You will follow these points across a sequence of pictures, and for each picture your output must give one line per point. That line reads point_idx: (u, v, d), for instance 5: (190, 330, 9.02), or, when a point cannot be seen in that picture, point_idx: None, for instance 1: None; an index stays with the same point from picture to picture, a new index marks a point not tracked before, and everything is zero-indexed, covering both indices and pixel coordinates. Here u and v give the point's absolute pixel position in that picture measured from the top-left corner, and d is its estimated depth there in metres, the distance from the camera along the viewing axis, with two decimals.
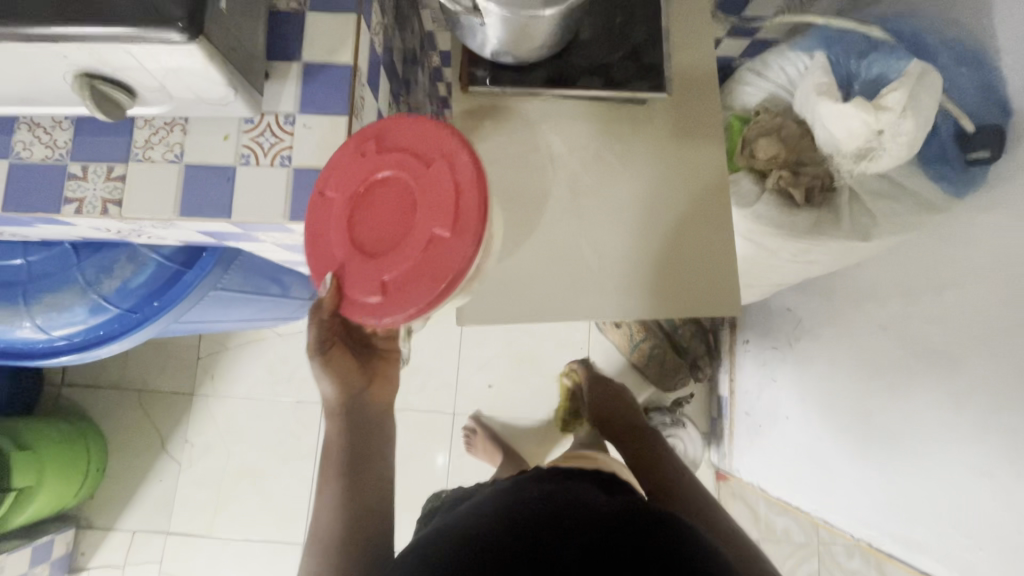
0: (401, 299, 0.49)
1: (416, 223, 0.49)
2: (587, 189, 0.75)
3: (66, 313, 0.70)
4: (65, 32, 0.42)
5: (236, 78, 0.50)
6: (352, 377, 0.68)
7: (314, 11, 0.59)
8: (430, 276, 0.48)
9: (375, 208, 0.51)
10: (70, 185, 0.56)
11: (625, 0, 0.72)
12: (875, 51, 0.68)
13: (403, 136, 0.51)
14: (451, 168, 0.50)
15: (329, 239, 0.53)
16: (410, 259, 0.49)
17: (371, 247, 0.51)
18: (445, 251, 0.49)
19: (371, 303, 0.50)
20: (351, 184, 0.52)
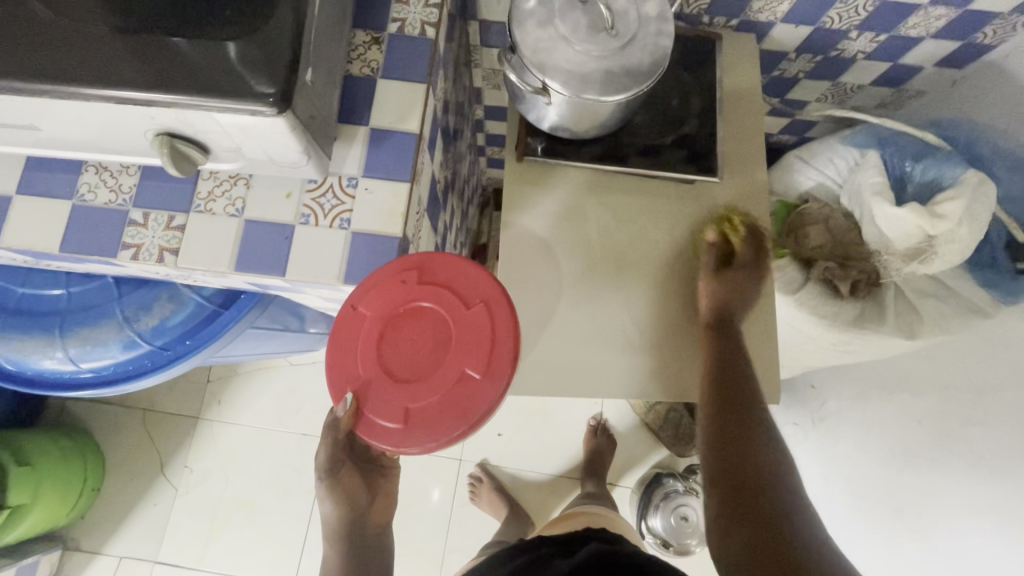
0: (424, 431, 0.51)
1: (449, 361, 0.52)
2: (615, 260, 0.75)
3: (99, 347, 0.69)
4: (159, 98, 0.43)
5: (311, 146, 0.51)
6: (357, 496, 0.75)
7: (387, 78, 0.61)
8: (457, 415, 0.51)
9: (407, 337, 0.53)
10: (129, 231, 0.56)
11: (680, 85, 0.75)
12: (930, 156, 0.68)
13: (444, 271, 0.54)
14: (489, 316, 0.53)
15: (352, 354, 0.54)
16: (440, 395, 0.51)
17: (399, 374, 0.53)
18: (473, 395, 0.51)
19: (391, 428, 0.52)
20: (386, 306, 0.53)
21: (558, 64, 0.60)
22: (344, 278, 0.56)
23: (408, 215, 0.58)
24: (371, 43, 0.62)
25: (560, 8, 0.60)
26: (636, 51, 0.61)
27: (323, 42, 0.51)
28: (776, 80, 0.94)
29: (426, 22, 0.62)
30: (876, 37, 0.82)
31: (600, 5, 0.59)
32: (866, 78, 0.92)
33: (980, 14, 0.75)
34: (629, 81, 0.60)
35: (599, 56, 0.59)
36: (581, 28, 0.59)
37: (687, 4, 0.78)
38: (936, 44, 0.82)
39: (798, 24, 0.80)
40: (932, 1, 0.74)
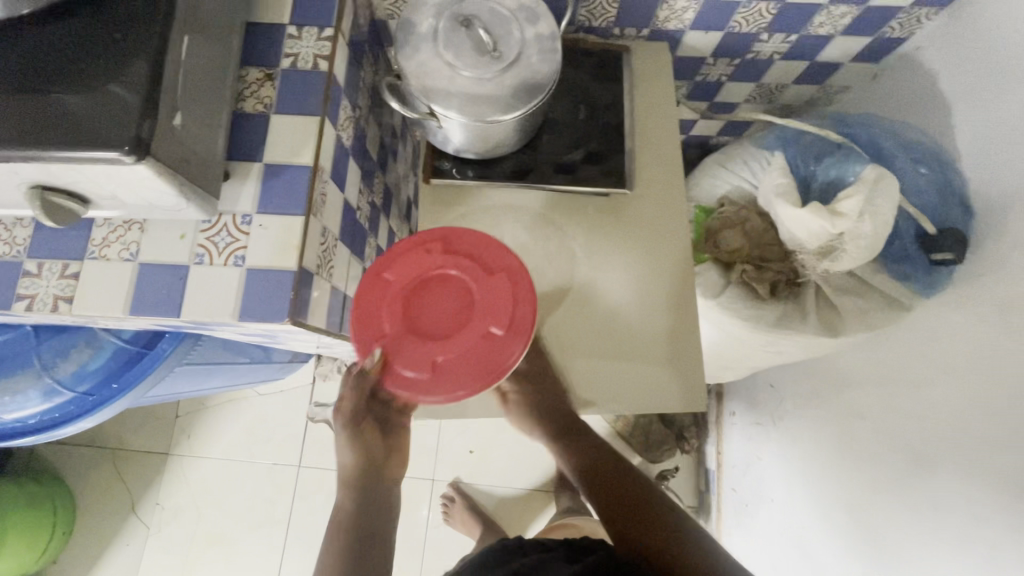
0: (450, 383, 0.54)
1: (475, 319, 0.55)
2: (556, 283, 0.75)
3: (20, 396, 0.70)
4: (14, 153, 0.43)
5: (188, 189, 0.51)
6: (375, 450, 0.72)
7: (280, 113, 0.61)
8: (484, 371, 0.54)
9: (433, 301, 0.56)
10: (23, 282, 0.56)
11: (587, 98, 0.76)
12: (830, 155, 0.69)
13: (468, 241, 0.57)
14: (512, 281, 0.56)
15: (375, 316, 0.56)
16: (469, 350, 0.54)
17: (428, 331, 0.55)
18: (498, 350, 0.54)
19: (416, 379, 0.54)
20: (411, 273, 0.56)
21: (444, 89, 0.61)
22: (240, 316, 0.56)
23: (304, 248, 0.58)
24: (263, 80, 0.62)
25: (444, 33, 0.61)
26: (522, 70, 0.61)
27: (196, 85, 0.51)
28: (699, 85, 0.95)
29: (319, 56, 0.63)
30: (787, 38, 0.82)
31: (480, 28, 0.60)
32: (788, 78, 0.93)
33: (881, 10, 0.76)
34: (517, 101, 0.61)
35: (483, 78, 0.60)
36: (465, 53, 0.60)
37: (594, 18, 0.79)
38: (846, 41, 0.83)
39: (707, 30, 0.81)
40: (831, 1, 0.74)
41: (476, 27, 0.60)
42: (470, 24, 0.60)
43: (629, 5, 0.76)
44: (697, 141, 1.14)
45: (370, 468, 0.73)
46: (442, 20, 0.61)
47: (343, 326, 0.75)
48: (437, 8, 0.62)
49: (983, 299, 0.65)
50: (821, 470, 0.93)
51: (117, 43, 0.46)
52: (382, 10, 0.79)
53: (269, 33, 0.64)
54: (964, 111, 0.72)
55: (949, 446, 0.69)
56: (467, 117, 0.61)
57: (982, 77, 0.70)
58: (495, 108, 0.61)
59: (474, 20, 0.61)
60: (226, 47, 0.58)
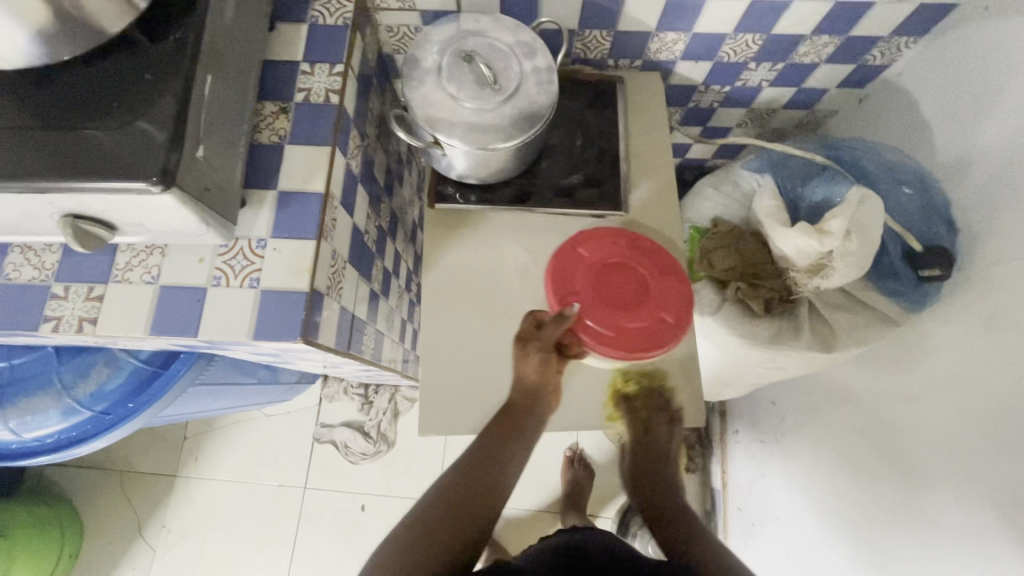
0: (625, 347, 0.59)
1: (652, 302, 0.61)
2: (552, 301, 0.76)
3: (40, 416, 0.72)
4: (50, 185, 0.47)
5: (208, 216, 0.54)
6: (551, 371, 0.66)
7: (294, 144, 0.65)
8: (651, 343, 0.60)
9: (616, 278, 0.62)
10: (50, 305, 0.59)
11: (583, 125, 0.81)
12: (816, 176, 0.72)
13: (651, 244, 0.65)
14: (678, 285, 0.63)
15: (569, 275, 0.63)
16: (647, 323, 0.60)
17: (609, 300, 0.61)
18: (665, 330, 0.60)
19: (594, 337, 0.60)
20: (603, 253, 0.64)
21: (448, 119, 0.64)
22: (254, 335, 0.59)
23: (316, 270, 0.61)
24: (278, 113, 0.66)
25: (447, 67, 0.65)
26: (520, 101, 0.65)
27: (216, 119, 0.55)
28: (692, 111, 0.99)
29: (331, 90, 0.67)
30: (774, 66, 0.86)
31: (481, 63, 0.64)
32: (778, 103, 0.96)
33: (862, 39, 0.80)
34: (517, 129, 0.65)
35: (484, 108, 0.64)
36: (468, 86, 0.64)
37: (589, 50, 0.83)
38: (831, 68, 0.87)
39: (697, 60, 0.85)
40: (813, 32, 0.78)
41: (477, 62, 0.64)
42: (471, 59, 0.65)
43: (622, 38, 0.80)
44: (692, 164, 1.18)
45: (537, 393, 0.65)
46: (445, 55, 0.65)
47: (350, 345, 0.77)
48: (440, 45, 0.67)
49: (970, 313, 0.67)
50: (826, 485, 0.93)
51: (147, 83, 0.50)
52: (389, 46, 0.84)
53: (284, 70, 0.68)
54: (945, 133, 0.76)
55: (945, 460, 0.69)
56: (469, 145, 0.65)
57: (960, 101, 0.73)
58: (496, 136, 0.65)
59: (475, 55, 0.65)
60: (244, 83, 0.62)
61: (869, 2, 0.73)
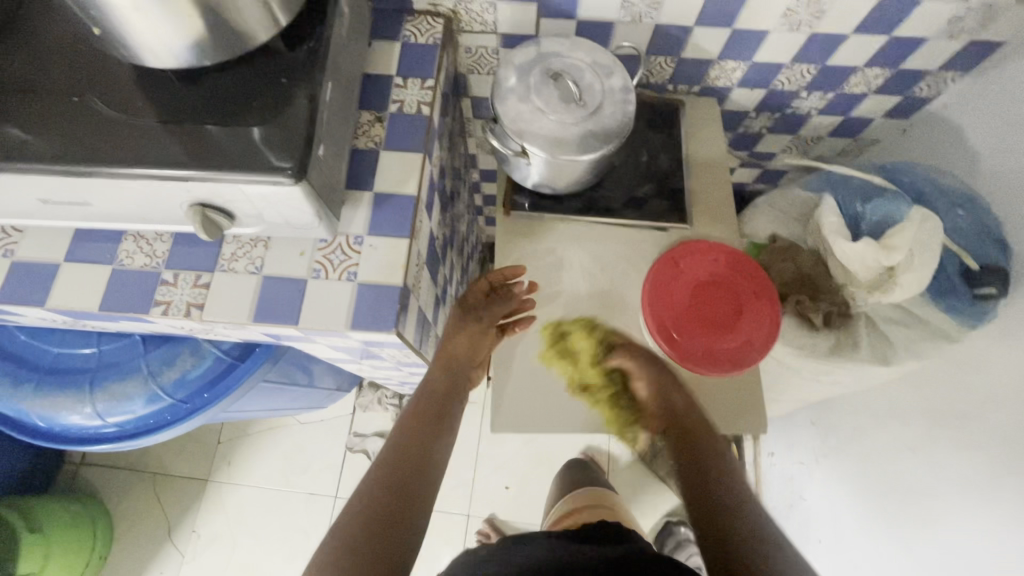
0: (704, 360, 0.67)
1: (741, 325, 0.68)
2: (615, 307, 0.80)
3: (125, 401, 0.75)
4: (195, 174, 0.51)
5: (323, 210, 0.58)
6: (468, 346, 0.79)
7: (389, 150, 0.70)
8: (718, 364, 0.67)
9: (710, 295, 0.70)
10: (160, 290, 0.63)
11: (647, 143, 0.85)
12: (878, 197, 0.74)
13: (749, 266, 0.70)
14: (771, 308, 0.68)
15: (666, 286, 0.70)
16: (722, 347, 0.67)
17: (700, 316, 0.69)
18: (746, 353, 0.67)
19: (672, 344, 0.68)
20: (700, 271, 0.71)
21: (534, 131, 0.69)
22: (351, 325, 0.62)
23: (408, 268, 0.65)
24: (374, 121, 0.71)
25: (535, 84, 0.70)
26: (602, 118, 0.70)
27: (332, 123, 0.60)
28: (742, 136, 1.04)
29: (422, 102, 0.72)
30: (824, 95, 0.91)
31: (568, 81, 0.69)
32: (824, 131, 1.01)
33: (912, 72, 0.85)
34: (596, 143, 0.70)
35: (568, 122, 0.69)
36: (554, 101, 0.69)
37: (651, 75, 0.88)
38: (879, 99, 0.91)
39: (752, 87, 0.90)
40: (866, 64, 0.84)
41: (564, 81, 0.70)
42: (559, 77, 0.70)
43: (684, 65, 0.86)
44: (735, 187, 1.22)
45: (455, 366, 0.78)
46: (534, 72, 0.70)
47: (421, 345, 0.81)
48: (529, 63, 0.72)
49: None
50: (874, 505, 0.94)
51: (283, 87, 0.55)
52: (465, 66, 0.89)
53: (379, 83, 0.73)
54: (994, 160, 0.79)
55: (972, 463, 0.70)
56: (551, 154, 0.69)
57: (1010, 130, 0.77)
58: (576, 147, 0.69)
59: (563, 74, 0.70)
60: (349, 93, 0.67)
61: (923, 38, 0.78)
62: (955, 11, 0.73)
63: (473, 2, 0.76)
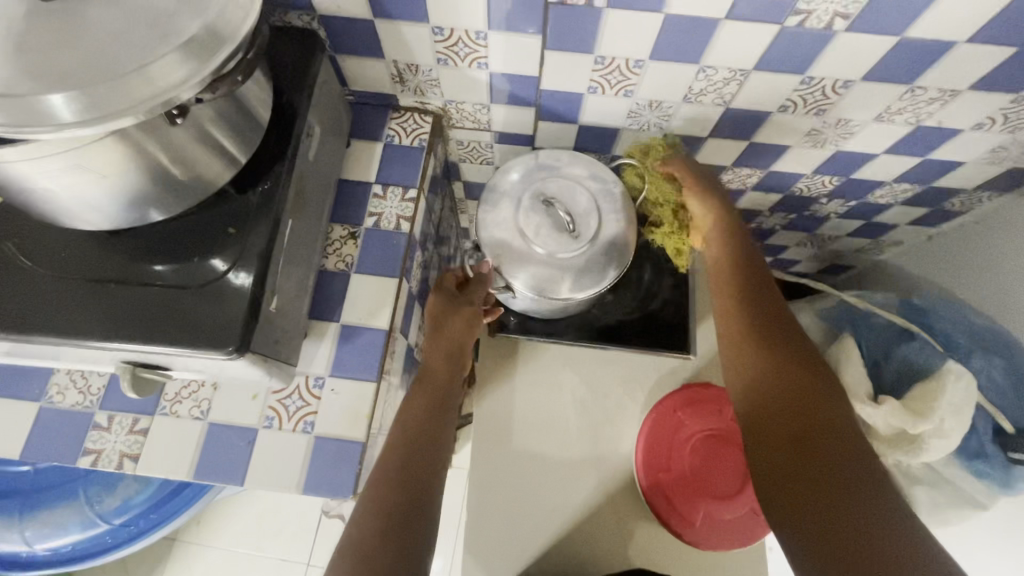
0: (709, 536, 0.63)
1: (748, 496, 0.63)
2: (609, 442, 0.71)
3: (59, 529, 0.68)
4: (118, 347, 0.44)
5: (274, 367, 0.51)
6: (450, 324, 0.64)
7: (361, 273, 0.63)
8: (697, 534, 0.63)
9: (716, 461, 0.64)
10: (92, 435, 0.56)
11: (653, 254, 0.78)
12: (906, 342, 0.68)
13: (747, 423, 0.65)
14: None
15: (667, 445, 0.65)
16: (702, 513, 0.63)
17: (706, 484, 0.64)
18: (750, 527, 0.63)
19: (674, 517, 0.64)
20: (701, 429, 0.65)
21: (519, 262, 0.62)
22: (304, 488, 0.55)
23: (373, 417, 0.57)
24: (347, 237, 0.64)
25: (526, 210, 0.63)
26: (598, 249, 0.62)
27: (292, 264, 0.53)
28: (754, 230, 0.96)
29: (402, 217, 0.65)
30: (846, 202, 0.84)
31: (560, 210, 0.61)
32: (842, 230, 0.94)
33: (944, 189, 0.77)
34: (590, 279, 0.62)
35: (559, 253, 0.61)
36: (543, 230, 0.61)
37: None
38: (905, 208, 0.84)
39: (767, 191, 0.83)
40: (895, 179, 0.76)
41: (556, 208, 0.62)
42: (551, 204, 0.62)
43: None
44: None
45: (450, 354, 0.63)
46: (526, 197, 0.63)
47: None
48: (523, 182, 0.65)
49: None
50: None
51: (233, 238, 0.48)
52: (456, 155, 0.82)
53: (356, 192, 0.66)
54: None
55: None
56: (537, 291, 0.62)
57: None
58: (566, 284, 0.62)
59: (556, 200, 0.62)
60: (318, 215, 0.60)
61: (961, 161, 0.70)
62: (1000, 141, 0.65)
63: (465, 103, 0.69)
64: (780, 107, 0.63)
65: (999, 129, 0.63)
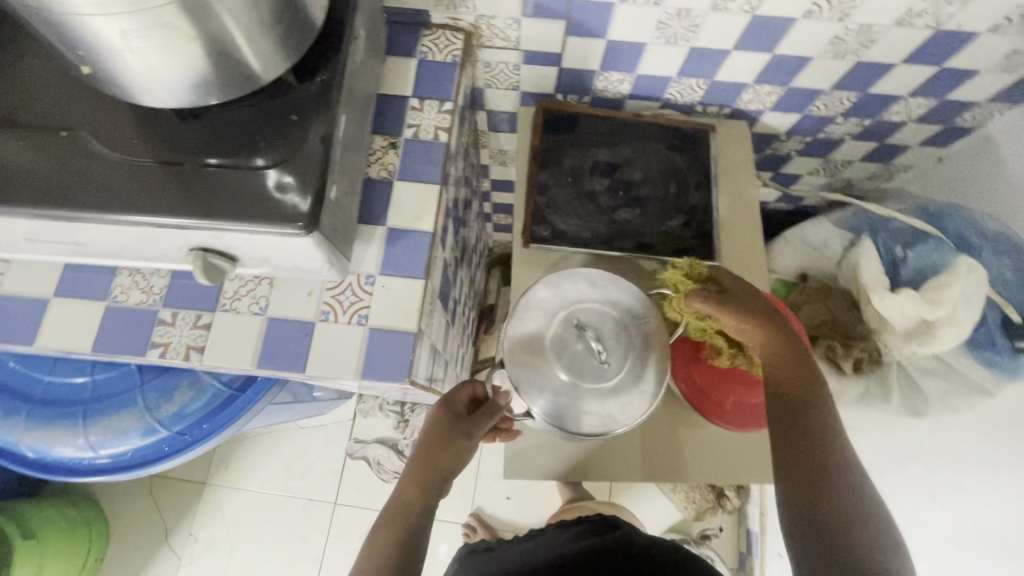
0: (738, 419, 0.67)
1: None
2: None
3: (120, 434, 0.71)
4: (195, 223, 0.47)
5: (334, 254, 0.54)
6: (455, 427, 0.60)
7: (403, 181, 0.65)
8: (725, 417, 0.67)
9: None
10: (158, 330, 0.59)
11: (677, 169, 0.81)
12: (920, 242, 0.71)
13: None
14: None
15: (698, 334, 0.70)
16: (733, 400, 0.67)
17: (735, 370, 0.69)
18: None
19: (705, 399, 0.68)
20: None
21: (544, 393, 0.62)
22: (362, 374, 0.58)
23: (422, 311, 0.61)
24: (388, 147, 0.66)
25: (557, 339, 0.64)
26: (627, 369, 0.64)
27: (345, 160, 0.56)
28: (769, 158, 0.99)
29: (440, 128, 0.68)
30: (861, 122, 0.86)
31: (591, 337, 0.63)
32: (855, 155, 0.96)
33: (958, 103, 0.80)
34: (622, 399, 0.63)
35: (589, 383, 0.63)
36: (571, 356, 0.63)
37: (680, 95, 0.83)
38: (919, 128, 0.86)
39: (786, 112, 0.85)
40: (911, 93, 0.78)
41: (587, 336, 0.63)
42: (581, 331, 0.64)
43: (718, 87, 0.80)
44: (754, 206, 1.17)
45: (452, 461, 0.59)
46: (554, 323, 0.65)
47: (433, 379, 0.76)
48: (551, 310, 0.66)
49: None
50: None
51: (294, 125, 0.50)
52: (482, 81, 0.84)
53: (393, 105, 0.68)
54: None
55: (981, 502, 0.68)
56: (565, 403, 0.62)
57: None
58: (599, 410, 0.62)
59: (588, 329, 0.64)
60: (363, 120, 0.62)
61: (975, 70, 0.73)
62: (1015, 45, 0.68)
63: (496, 18, 0.70)
64: (806, 13, 0.65)
65: (1015, 32, 0.66)
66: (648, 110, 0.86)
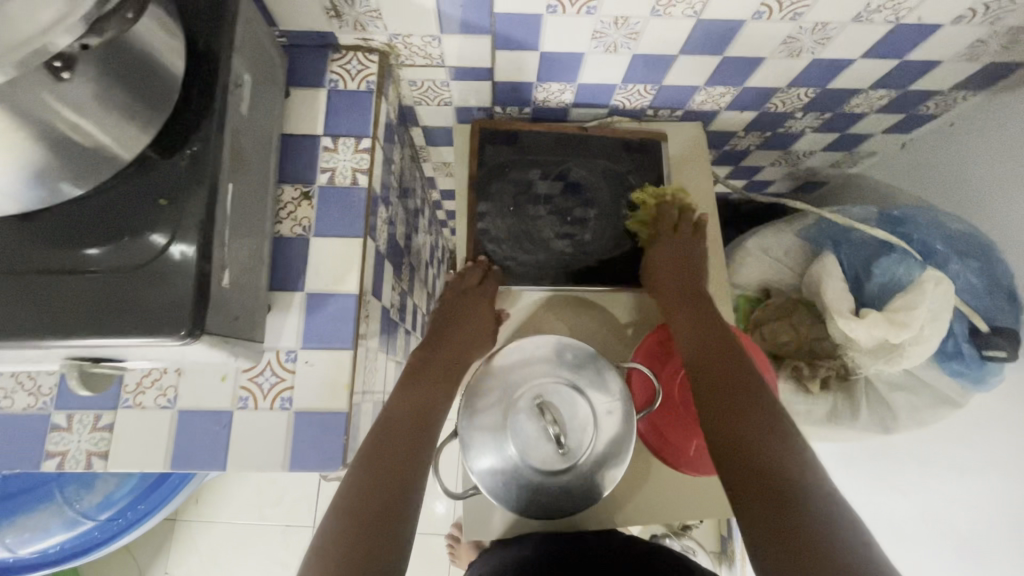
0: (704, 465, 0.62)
1: None
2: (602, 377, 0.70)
3: (41, 530, 0.66)
4: (51, 343, 0.39)
5: (237, 345, 0.47)
6: None
7: (320, 235, 0.58)
8: (696, 463, 0.63)
9: None
10: (52, 438, 0.52)
11: (627, 186, 0.75)
12: (885, 254, 0.67)
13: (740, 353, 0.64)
14: None
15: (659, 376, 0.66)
16: (696, 443, 0.63)
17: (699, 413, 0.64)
18: None
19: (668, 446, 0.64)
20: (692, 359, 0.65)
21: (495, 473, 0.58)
22: (290, 465, 0.53)
23: (353, 386, 0.55)
24: (301, 198, 0.59)
25: (515, 415, 0.59)
26: (592, 448, 0.58)
27: (239, 233, 0.48)
28: (728, 154, 0.93)
29: (358, 170, 0.60)
30: (821, 116, 0.81)
31: (551, 422, 0.56)
32: (817, 146, 0.91)
33: (921, 92, 0.74)
34: (589, 478, 0.58)
35: (549, 466, 0.57)
36: (530, 441, 0.58)
37: (628, 101, 0.76)
38: (881, 117, 0.81)
39: (742, 110, 0.79)
40: (872, 86, 0.73)
41: (547, 420, 0.57)
42: (542, 412, 0.57)
43: (666, 91, 0.73)
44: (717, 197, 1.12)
45: None
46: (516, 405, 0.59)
47: None
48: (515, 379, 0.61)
49: None
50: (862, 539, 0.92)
51: (165, 209, 0.43)
52: (410, 98, 0.75)
53: (303, 147, 0.60)
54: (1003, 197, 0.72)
55: None
56: (511, 481, 0.58)
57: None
58: (562, 492, 0.58)
59: (550, 411, 0.57)
60: (264, 175, 0.54)
61: (937, 60, 0.67)
62: (979, 34, 0.62)
63: (412, 36, 0.62)
64: (755, 15, 0.59)
65: (980, 22, 0.60)
66: (594, 118, 0.80)
